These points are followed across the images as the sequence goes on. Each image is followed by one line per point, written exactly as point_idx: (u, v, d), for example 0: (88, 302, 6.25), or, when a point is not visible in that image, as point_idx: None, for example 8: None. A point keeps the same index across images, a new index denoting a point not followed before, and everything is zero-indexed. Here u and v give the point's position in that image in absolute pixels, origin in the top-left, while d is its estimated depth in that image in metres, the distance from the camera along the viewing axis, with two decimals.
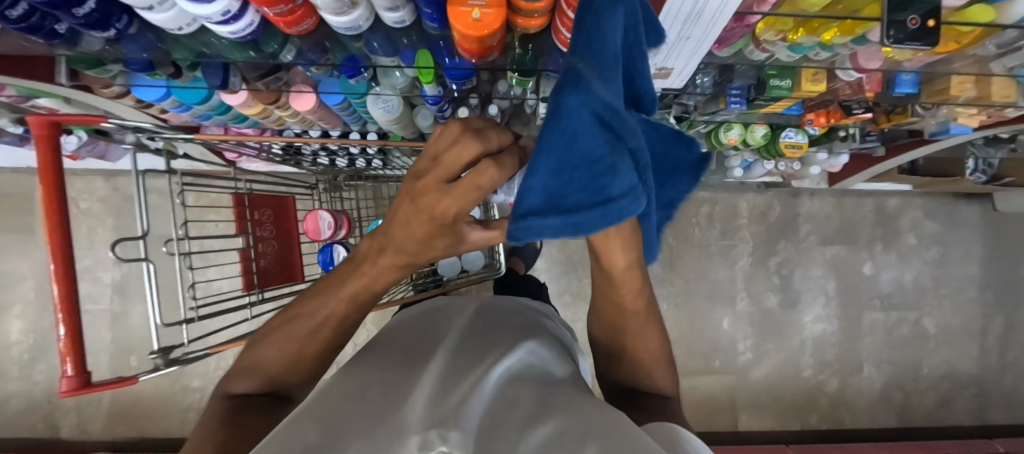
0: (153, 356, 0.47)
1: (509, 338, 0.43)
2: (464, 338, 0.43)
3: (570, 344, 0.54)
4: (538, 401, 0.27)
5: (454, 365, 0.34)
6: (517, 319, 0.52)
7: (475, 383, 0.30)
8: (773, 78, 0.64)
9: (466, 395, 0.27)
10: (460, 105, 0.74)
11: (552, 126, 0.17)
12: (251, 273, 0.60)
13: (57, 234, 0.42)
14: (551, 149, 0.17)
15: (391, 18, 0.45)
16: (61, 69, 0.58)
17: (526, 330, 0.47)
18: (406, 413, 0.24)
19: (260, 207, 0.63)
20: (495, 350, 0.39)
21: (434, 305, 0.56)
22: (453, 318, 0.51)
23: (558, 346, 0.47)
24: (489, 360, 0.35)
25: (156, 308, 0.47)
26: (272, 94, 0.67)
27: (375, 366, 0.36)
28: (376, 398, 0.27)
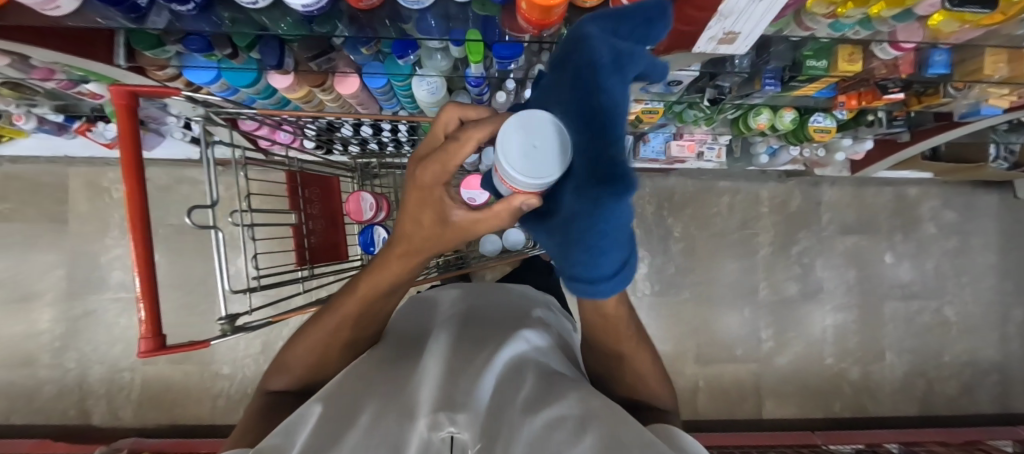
0: (221, 322, 0.49)
1: (505, 326, 0.49)
2: (463, 330, 0.47)
3: (563, 326, 0.59)
4: (531, 388, 0.34)
5: (458, 350, 0.41)
6: (514, 310, 0.56)
7: (478, 367, 0.36)
8: (809, 59, 0.66)
9: (470, 379, 0.34)
10: (498, 89, 0.76)
11: (595, 235, 0.17)
12: (303, 249, 0.61)
13: (136, 201, 0.43)
14: (588, 245, 0.18)
15: None
16: (120, 49, 0.59)
17: (522, 317, 0.53)
18: (422, 397, 0.31)
19: (310, 184, 0.65)
20: (494, 337, 0.45)
21: (436, 294, 0.61)
22: (455, 304, 0.56)
23: (551, 332, 0.53)
24: (488, 348, 0.41)
25: (224, 275, 0.49)
26: (319, 76, 0.68)
27: (389, 353, 0.42)
28: (395, 385, 0.34)
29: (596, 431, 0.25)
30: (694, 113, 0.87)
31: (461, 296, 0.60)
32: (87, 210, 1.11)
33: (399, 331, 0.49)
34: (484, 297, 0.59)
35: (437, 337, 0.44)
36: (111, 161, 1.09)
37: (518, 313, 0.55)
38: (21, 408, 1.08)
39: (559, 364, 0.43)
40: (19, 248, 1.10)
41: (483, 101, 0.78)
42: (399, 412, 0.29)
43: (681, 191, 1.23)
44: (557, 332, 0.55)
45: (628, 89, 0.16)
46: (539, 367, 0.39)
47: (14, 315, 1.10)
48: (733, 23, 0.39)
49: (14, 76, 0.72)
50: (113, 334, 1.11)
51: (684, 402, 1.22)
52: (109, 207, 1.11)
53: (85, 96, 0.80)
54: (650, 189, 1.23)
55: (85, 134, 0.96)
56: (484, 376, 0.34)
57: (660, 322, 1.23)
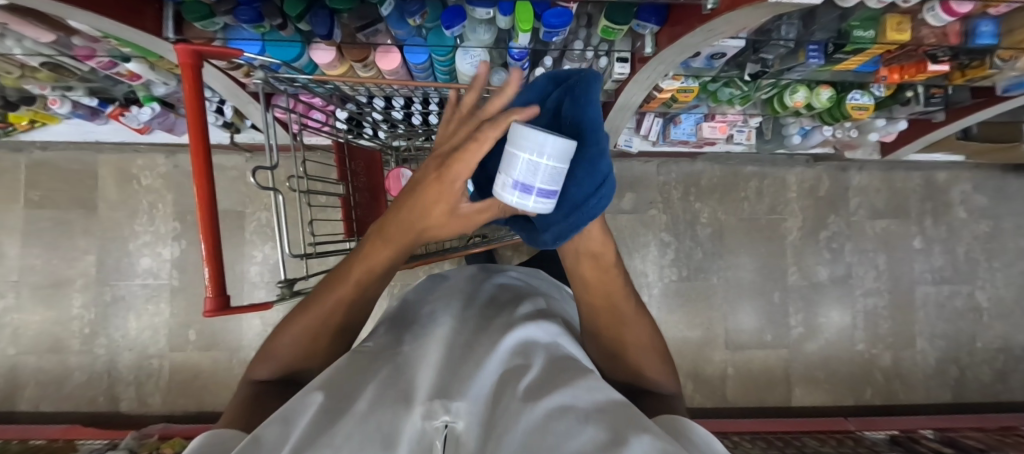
0: (280, 285, 0.47)
1: (514, 302, 0.44)
2: (470, 305, 0.42)
3: (569, 305, 0.54)
4: (548, 368, 0.29)
5: (463, 329, 0.36)
6: (523, 289, 0.50)
7: (484, 348, 0.32)
8: (856, 29, 0.65)
9: (471, 362, 0.29)
10: (537, 65, 0.76)
11: (594, 147, 0.28)
12: (352, 221, 0.63)
13: (202, 155, 0.42)
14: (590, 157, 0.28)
15: None
16: (168, 21, 0.60)
17: (531, 295, 0.48)
18: (418, 383, 0.26)
19: (355, 158, 0.65)
20: (501, 313, 0.40)
21: (442, 272, 0.56)
22: (456, 279, 0.51)
23: (560, 311, 0.48)
24: (493, 324, 0.37)
25: (284, 239, 0.48)
26: (362, 51, 0.68)
27: (386, 335, 0.37)
28: (388, 367, 0.29)
29: (620, 426, 0.20)
30: (729, 91, 0.87)
31: (467, 272, 0.55)
32: (117, 197, 1.12)
33: (402, 310, 0.45)
34: (486, 273, 0.54)
35: (439, 313, 0.40)
36: (141, 148, 1.10)
37: (526, 291, 0.50)
38: (50, 395, 1.08)
39: (575, 348, 0.38)
40: (51, 235, 1.11)
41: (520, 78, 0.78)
42: (397, 395, 0.24)
43: (709, 177, 1.23)
44: (567, 314, 0.50)
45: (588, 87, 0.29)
46: (556, 350, 0.34)
47: (45, 302, 1.10)
48: None
49: (51, 54, 0.71)
50: (143, 320, 1.11)
51: (714, 388, 1.21)
52: (138, 194, 1.12)
53: (125, 78, 0.81)
54: (677, 174, 1.24)
55: (117, 119, 0.96)
56: (488, 361, 0.29)
57: (688, 309, 1.23)
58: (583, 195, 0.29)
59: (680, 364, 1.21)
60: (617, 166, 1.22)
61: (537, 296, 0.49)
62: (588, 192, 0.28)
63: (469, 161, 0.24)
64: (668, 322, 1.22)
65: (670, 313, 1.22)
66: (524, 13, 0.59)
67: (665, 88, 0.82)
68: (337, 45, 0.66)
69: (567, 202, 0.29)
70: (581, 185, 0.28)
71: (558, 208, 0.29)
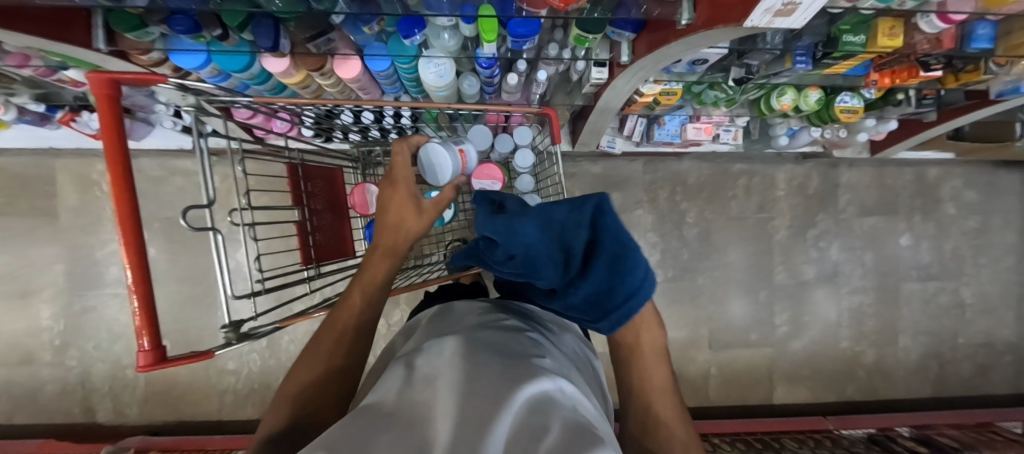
0: (224, 329, 0.45)
1: (531, 350, 0.36)
2: (477, 340, 0.35)
3: (593, 365, 0.49)
4: (577, 428, 0.21)
5: (473, 365, 0.28)
6: (533, 332, 0.43)
7: (500, 389, 0.24)
8: (846, 34, 0.61)
9: (487, 399, 0.22)
10: (509, 71, 0.71)
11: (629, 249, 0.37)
12: (309, 247, 0.57)
13: (124, 201, 0.39)
14: (629, 259, 0.37)
15: None
16: (99, 31, 0.55)
17: (546, 344, 0.41)
18: (428, 434, 0.18)
19: (313, 178, 0.60)
20: (518, 357, 0.32)
21: (450, 306, 0.54)
22: (464, 318, 0.46)
23: (578, 366, 0.42)
24: (512, 361, 0.31)
25: (225, 279, 0.45)
26: (318, 60, 0.63)
27: (393, 371, 0.30)
28: (395, 414, 0.21)
29: None
30: (714, 94, 0.82)
31: (474, 313, 0.48)
32: (79, 203, 1.07)
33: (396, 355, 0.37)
34: (493, 311, 0.48)
35: (445, 348, 0.32)
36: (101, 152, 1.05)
37: (536, 334, 0.42)
38: (24, 407, 1.07)
39: (593, 413, 0.29)
40: (12, 244, 1.07)
41: (492, 84, 0.74)
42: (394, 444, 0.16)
43: (697, 175, 1.20)
44: (580, 371, 0.41)
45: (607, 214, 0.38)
46: (578, 412, 0.26)
47: (12, 313, 1.07)
48: None
49: None
50: (115, 330, 1.08)
51: (697, 388, 1.22)
52: (102, 201, 1.07)
53: (67, 84, 0.75)
54: (665, 173, 1.20)
55: (69, 124, 0.90)
56: (506, 407, 0.21)
57: (672, 310, 1.22)
58: (634, 287, 0.38)
59: None
60: (603, 166, 1.18)
61: (547, 344, 0.41)
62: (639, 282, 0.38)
63: (407, 168, 0.49)
64: None
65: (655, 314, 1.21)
66: (487, 25, 0.53)
67: (647, 92, 0.79)
68: (289, 53, 0.60)
69: (623, 293, 0.38)
70: (630, 279, 0.38)
71: (615, 298, 0.38)
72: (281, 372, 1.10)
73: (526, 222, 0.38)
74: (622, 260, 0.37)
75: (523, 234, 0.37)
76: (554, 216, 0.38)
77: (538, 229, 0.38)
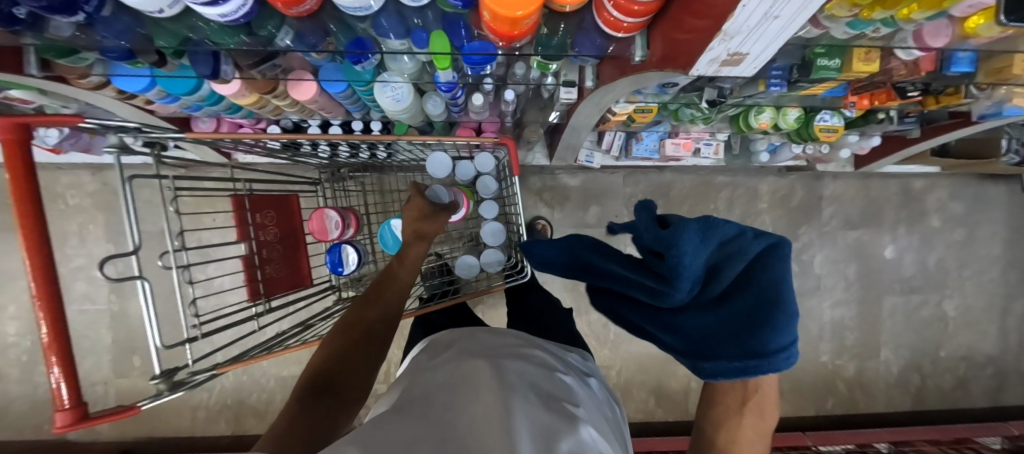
0: (155, 381, 0.43)
1: (558, 392, 0.37)
2: (510, 372, 0.36)
3: (617, 418, 0.49)
4: None
5: (514, 394, 0.30)
6: (554, 370, 0.44)
7: (538, 424, 0.25)
8: (820, 57, 0.57)
9: (528, 434, 0.23)
10: (473, 91, 0.68)
11: (787, 317, 0.41)
12: (257, 282, 0.55)
13: (36, 253, 0.35)
14: (784, 323, 0.40)
15: (348, 5, 0.37)
16: (31, 58, 0.52)
17: (568, 385, 0.42)
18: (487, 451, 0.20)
19: (261, 208, 0.57)
20: (550, 398, 0.33)
21: (472, 331, 0.55)
22: (497, 347, 0.47)
23: (603, 415, 0.42)
24: (542, 398, 0.31)
25: (155, 329, 0.42)
26: (268, 83, 0.60)
27: (438, 390, 0.32)
28: (448, 430, 0.23)
29: None
30: (690, 112, 0.80)
31: (507, 344, 0.49)
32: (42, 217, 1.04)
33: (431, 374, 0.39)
34: (522, 346, 0.50)
35: (481, 374, 0.34)
36: (63, 165, 1.02)
37: (558, 374, 0.43)
38: None
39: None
40: None
41: (457, 104, 0.71)
42: None
43: (679, 188, 1.18)
44: (602, 416, 0.41)
45: (771, 270, 0.43)
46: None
47: None
48: (739, 46, 0.32)
49: None
50: (84, 346, 1.07)
51: (677, 402, 1.21)
52: (66, 215, 1.05)
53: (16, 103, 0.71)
54: (646, 185, 1.18)
55: None
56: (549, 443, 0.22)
57: None
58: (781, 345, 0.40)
59: (643, 380, 1.21)
60: (581, 178, 1.16)
61: (569, 386, 0.42)
62: (795, 339, 0.41)
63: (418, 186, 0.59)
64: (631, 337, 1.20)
65: None
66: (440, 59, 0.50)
67: (619, 111, 0.77)
68: (236, 78, 0.57)
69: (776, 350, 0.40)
70: (782, 335, 0.40)
71: (744, 348, 0.41)
72: (254, 388, 1.09)
73: (685, 225, 0.39)
74: (779, 318, 0.40)
75: (682, 233, 0.38)
76: (716, 228, 0.40)
77: (698, 236, 0.39)
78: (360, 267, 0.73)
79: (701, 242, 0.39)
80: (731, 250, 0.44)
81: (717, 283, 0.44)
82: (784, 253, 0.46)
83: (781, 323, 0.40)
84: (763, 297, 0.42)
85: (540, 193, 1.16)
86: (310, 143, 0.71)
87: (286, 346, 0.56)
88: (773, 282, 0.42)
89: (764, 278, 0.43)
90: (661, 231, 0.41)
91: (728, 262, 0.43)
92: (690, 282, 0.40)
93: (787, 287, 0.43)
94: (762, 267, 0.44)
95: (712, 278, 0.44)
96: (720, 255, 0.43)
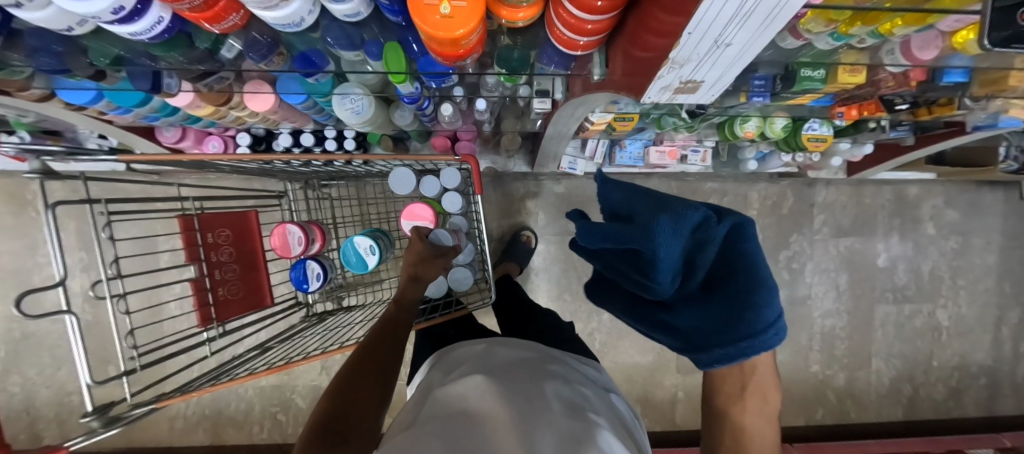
0: (86, 419, 0.41)
1: (577, 404, 0.38)
2: (519, 393, 0.37)
3: (636, 426, 0.47)
4: None
5: (528, 425, 0.31)
6: (565, 378, 0.45)
7: None
8: (805, 68, 0.53)
9: None
10: (442, 101, 0.65)
11: (768, 295, 0.36)
12: (208, 306, 0.52)
13: None
14: (766, 302, 0.36)
15: (278, 22, 0.34)
16: None
17: (585, 396, 0.42)
18: None
19: (215, 227, 0.55)
20: (564, 414, 0.35)
21: (492, 342, 0.54)
22: (513, 363, 0.46)
23: (621, 423, 0.42)
24: (561, 433, 0.31)
25: (83, 365, 0.40)
26: (221, 95, 0.57)
27: (454, 423, 0.33)
28: None
29: None
30: (673, 121, 0.76)
31: (521, 354, 0.50)
32: (14, 225, 1.02)
33: (444, 396, 0.40)
34: (534, 355, 0.50)
35: (494, 405, 0.35)
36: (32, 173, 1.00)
37: (570, 381, 0.45)
38: None
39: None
40: None
41: (426, 115, 0.68)
42: None
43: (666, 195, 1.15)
44: (622, 423, 0.43)
45: (745, 246, 0.39)
46: None
47: None
48: (693, 72, 0.31)
49: None
50: (58, 356, 1.05)
51: (663, 412, 1.19)
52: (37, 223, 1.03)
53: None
54: None
55: None
56: None
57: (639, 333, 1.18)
58: (769, 321, 0.35)
59: (629, 390, 1.19)
60: (566, 185, 1.13)
61: (587, 396, 0.43)
62: (778, 313, 0.37)
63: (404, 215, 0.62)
64: (617, 346, 1.18)
65: (620, 339, 1.18)
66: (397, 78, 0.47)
67: (597, 120, 0.74)
68: (184, 91, 0.55)
69: (762, 327, 0.35)
70: (767, 313, 0.35)
71: (727, 336, 0.36)
72: (231, 398, 1.07)
73: (654, 224, 0.35)
74: (758, 294, 0.36)
75: (653, 229, 0.34)
76: (686, 218, 0.35)
77: (670, 229, 0.34)
78: (326, 283, 0.71)
79: (675, 232, 0.34)
80: (702, 235, 0.36)
81: (693, 271, 0.38)
82: (750, 230, 0.40)
83: (763, 301, 0.35)
84: (743, 274, 0.37)
85: (524, 201, 1.14)
86: (279, 164, 0.70)
87: (234, 376, 0.54)
88: (750, 257, 0.38)
89: (738, 254, 0.38)
90: (632, 230, 0.38)
91: (705, 248, 0.37)
92: (670, 275, 0.36)
93: (761, 267, 0.38)
94: (736, 247, 0.39)
95: (692, 269, 0.38)
96: (692, 244, 0.37)
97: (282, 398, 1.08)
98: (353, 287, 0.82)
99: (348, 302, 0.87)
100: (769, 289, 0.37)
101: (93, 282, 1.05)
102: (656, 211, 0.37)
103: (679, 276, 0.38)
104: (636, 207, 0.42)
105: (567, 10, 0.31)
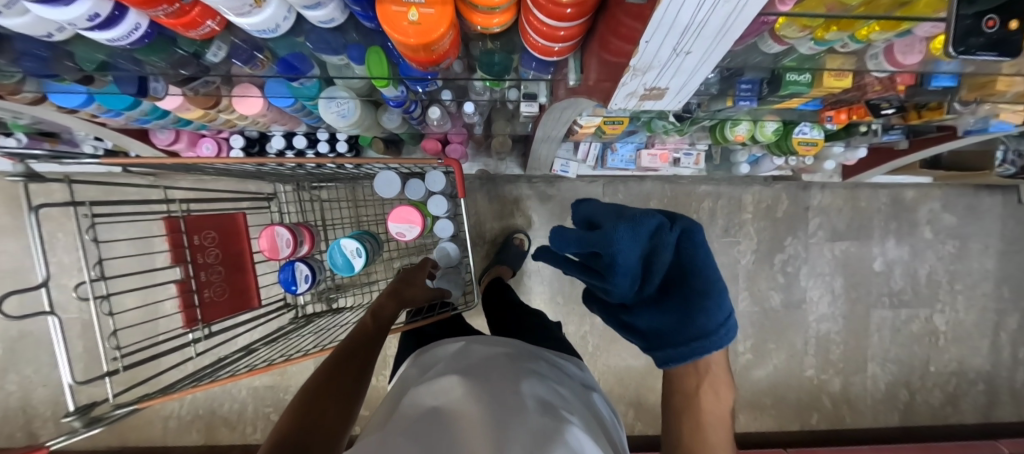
0: (68, 419, 0.41)
1: (549, 401, 0.38)
2: (489, 388, 0.38)
3: (614, 425, 0.47)
4: None
5: (496, 419, 0.32)
6: (541, 375, 0.45)
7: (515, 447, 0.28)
8: (791, 72, 0.53)
9: None
10: (430, 104, 0.65)
11: (718, 294, 0.37)
12: (193, 308, 0.52)
13: None
14: (717, 302, 0.37)
15: (254, 28, 0.35)
16: None
17: (560, 393, 0.43)
18: None
19: (201, 230, 0.55)
20: (535, 409, 0.35)
21: (468, 341, 0.54)
22: (489, 360, 0.46)
23: (594, 419, 0.42)
24: (532, 425, 0.32)
25: (67, 366, 0.41)
26: (208, 99, 0.58)
27: (423, 420, 0.33)
28: None
29: None
30: (662, 124, 0.76)
31: (497, 350, 0.50)
32: (14, 225, 1.04)
33: (416, 394, 0.40)
34: (509, 350, 0.51)
35: (463, 401, 0.35)
36: None
37: (545, 378, 0.45)
38: None
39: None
40: None
41: (415, 118, 0.69)
42: None
43: (659, 198, 1.15)
44: (597, 420, 0.43)
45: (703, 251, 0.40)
46: None
47: None
48: (656, 79, 0.31)
49: None
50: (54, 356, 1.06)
51: (656, 416, 1.18)
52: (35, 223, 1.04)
53: None
54: (625, 195, 1.15)
55: None
56: None
57: None
58: (716, 323, 0.36)
59: (622, 393, 1.18)
60: (559, 188, 1.13)
61: (560, 392, 0.43)
62: (728, 313, 0.38)
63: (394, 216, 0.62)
64: (610, 350, 1.18)
65: (613, 342, 1.18)
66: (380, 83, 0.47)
67: (585, 123, 0.74)
68: (172, 94, 0.56)
69: (712, 326, 0.36)
70: (716, 314, 0.36)
71: (681, 334, 0.37)
72: (225, 398, 1.08)
73: (613, 231, 0.38)
74: (709, 298, 0.37)
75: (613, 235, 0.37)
76: (643, 225, 0.38)
77: (629, 235, 0.37)
78: (315, 285, 0.71)
79: (635, 237, 0.38)
80: (656, 239, 0.39)
81: (651, 274, 0.39)
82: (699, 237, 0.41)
83: (713, 304, 0.36)
84: (695, 273, 0.38)
85: (518, 203, 1.14)
86: (270, 166, 0.70)
87: (217, 378, 0.55)
88: (704, 259, 0.39)
89: (694, 253, 0.39)
90: (594, 234, 0.40)
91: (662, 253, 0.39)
92: (628, 278, 0.39)
93: (713, 269, 0.39)
94: (692, 250, 0.40)
95: (650, 272, 0.39)
96: (650, 248, 0.39)
97: (275, 399, 1.08)
98: (345, 288, 0.83)
99: (341, 304, 0.87)
100: (720, 289, 0.38)
101: (77, 284, 1.05)
102: (617, 217, 0.41)
103: (637, 280, 0.39)
104: (602, 216, 0.45)
105: (538, 18, 0.32)
